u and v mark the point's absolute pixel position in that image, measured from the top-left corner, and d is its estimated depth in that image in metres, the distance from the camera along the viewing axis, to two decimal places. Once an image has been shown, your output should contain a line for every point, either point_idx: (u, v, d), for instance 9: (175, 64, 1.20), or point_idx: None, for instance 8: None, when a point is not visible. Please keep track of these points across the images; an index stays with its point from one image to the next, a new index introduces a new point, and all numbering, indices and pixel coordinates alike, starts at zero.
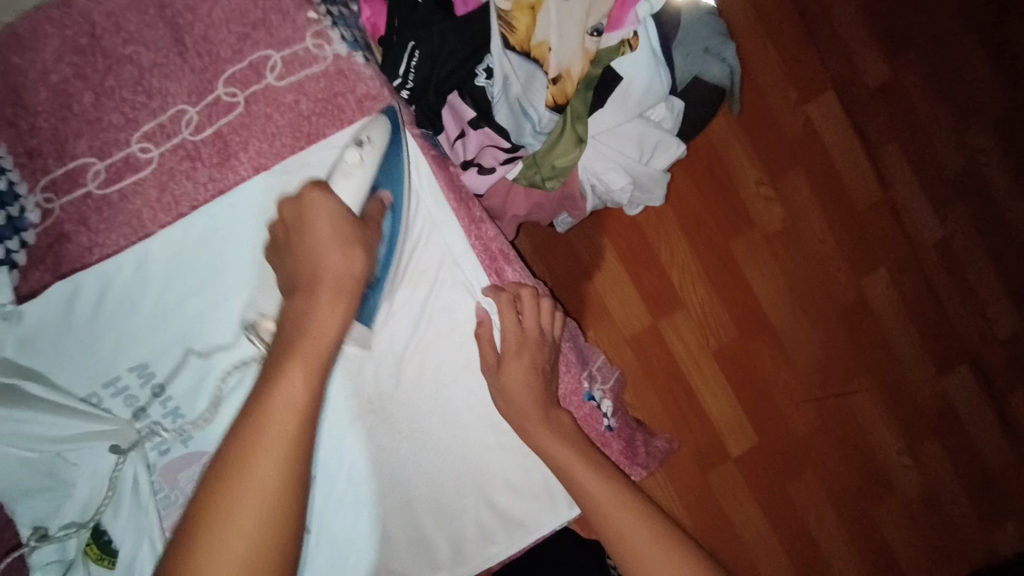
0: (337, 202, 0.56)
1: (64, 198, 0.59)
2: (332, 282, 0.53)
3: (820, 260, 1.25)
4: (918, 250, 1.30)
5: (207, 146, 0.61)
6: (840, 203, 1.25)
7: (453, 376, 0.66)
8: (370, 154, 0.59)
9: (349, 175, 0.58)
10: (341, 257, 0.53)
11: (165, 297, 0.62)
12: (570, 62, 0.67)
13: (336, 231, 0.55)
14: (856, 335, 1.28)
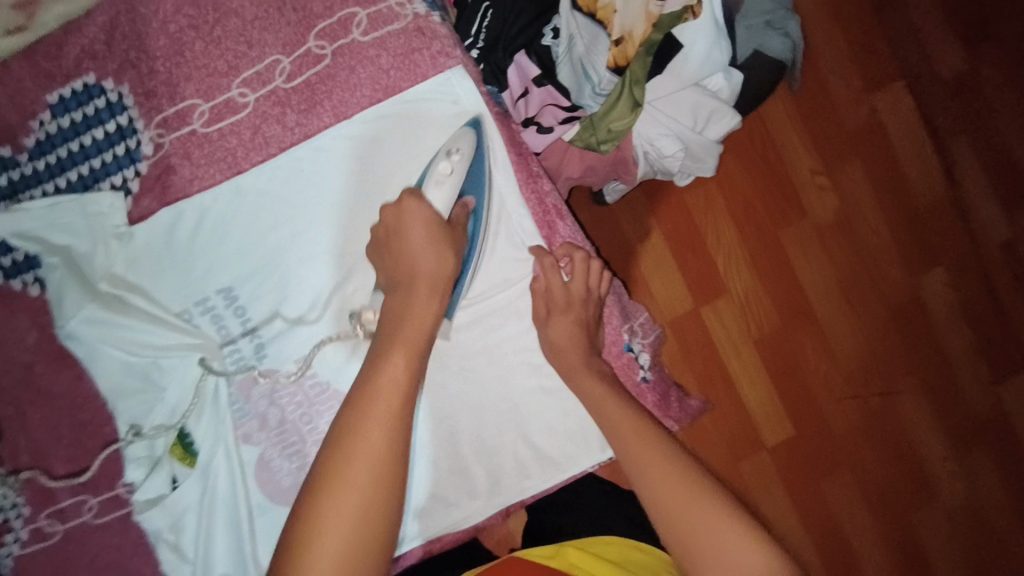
0: (431, 211, 0.62)
1: (173, 134, 0.67)
2: (427, 279, 0.60)
3: (873, 257, 1.20)
4: (985, 249, 1.21)
5: (297, 94, 0.67)
6: (899, 195, 1.20)
7: (502, 320, 0.71)
8: (459, 165, 0.64)
9: (440, 183, 0.63)
10: (432, 263, 0.60)
11: (252, 227, 0.69)
12: (632, 24, 0.70)
13: (429, 236, 0.61)
14: (910, 334, 1.21)
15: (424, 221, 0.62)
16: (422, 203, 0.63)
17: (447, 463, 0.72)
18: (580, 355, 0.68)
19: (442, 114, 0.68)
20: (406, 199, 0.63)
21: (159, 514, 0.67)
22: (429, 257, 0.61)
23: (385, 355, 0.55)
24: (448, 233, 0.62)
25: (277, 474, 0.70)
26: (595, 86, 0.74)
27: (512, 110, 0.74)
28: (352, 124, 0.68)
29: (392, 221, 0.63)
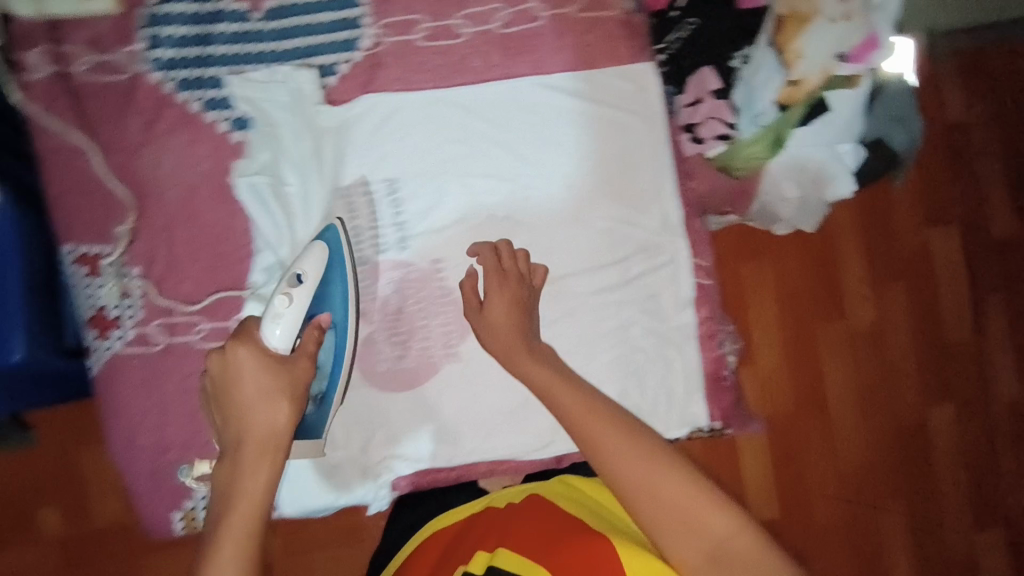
0: (260, 349, 0.63)
1: (392, 38, 0.76)
2: (258, 440, 0.59)
3: (893, 375, 1.27)
4: (989, 399, 1.29)
5: (507, 40, 0.77)
6: (930, 326, 1.27)
7: (628, 286, 0.79)
8: (298, 295, 0.67)
9: (277, 317, 0.65)
10: (252, 368, 0.62)
11: (435, 134, 0.77)
12: (810, 73, 0.76)
13: (259, 388, 0.61)
14: (906, 457, 1.27)
15: (252, 362, 0.62)
16: (254, 338, 0.64)
17: (523, 394, 0.80)
18: (515, 345, 0.68)
19: (626, 96, 0.77)
20: (236, 342, 0.63)
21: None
22: (264, 399, 0.61)
23: (238, 472, 0.58)
24: (280, 371, 0.63)
25: (377, 356, 0.80)
26: (755, 115, 0.79)
27: (677, 111, 0.80)
28: (547, 80, 0.77)
29: (218, 376, 0.62)
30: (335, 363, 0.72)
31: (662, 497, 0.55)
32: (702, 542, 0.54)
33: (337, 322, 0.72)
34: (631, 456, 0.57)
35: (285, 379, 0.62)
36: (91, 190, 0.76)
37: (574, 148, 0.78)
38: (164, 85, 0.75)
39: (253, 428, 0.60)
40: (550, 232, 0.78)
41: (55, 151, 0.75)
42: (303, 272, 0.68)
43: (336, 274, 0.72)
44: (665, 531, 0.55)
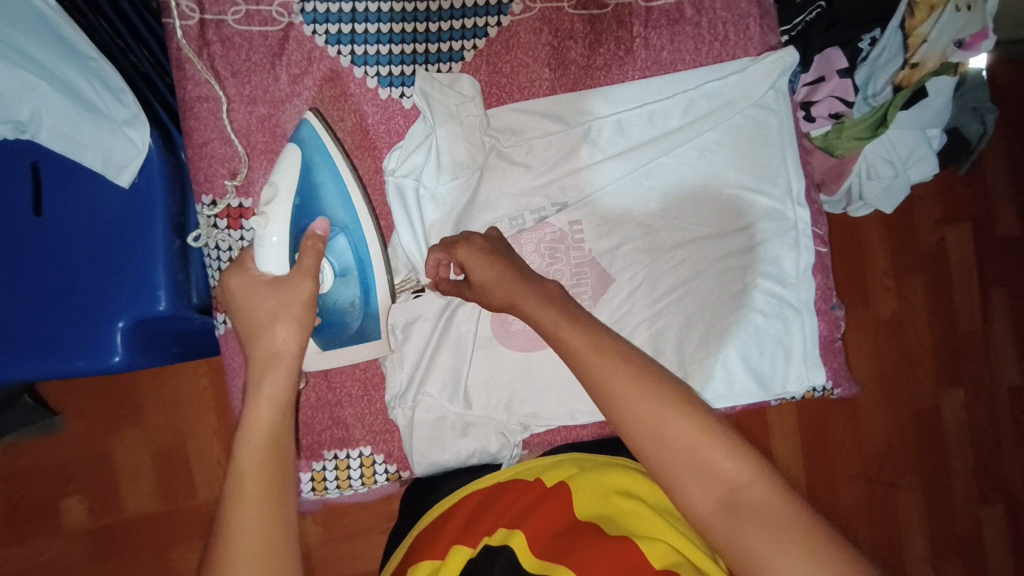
0: (252, 269, 0.62)
1: (543, 4, 0.78)
2: (267, 348, 0.57)
3: (911, 363, 1.31)
4: (994, 384, 1.34)
5: (650, 13, 0.80)
6: (946, 316, 1.31)
7: (754, 250, 0.81)
8: (273, 210, 0.64)
9: (263, 240, 0.63)
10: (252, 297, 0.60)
11: (582, 99, 0.79)
12: (928, 57, 0.79)
13: (250, 288, 0.60)
14: (922, 441, 1.31)
15: (253, 290, 0.60)
16: (250, 269, 0.63)
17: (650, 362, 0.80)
18: (519, 280, 0.61)
19: (762, 65, 0.79)
20: (230, 273, 0.62)
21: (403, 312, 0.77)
22: (275, 323, 0.58)
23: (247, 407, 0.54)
24: (280, 295, 0.60)
25: (509, 320, 0.79)
26: (870, 96, 0.85)
27: (797, 90, 0.85)
28: (679, 58, 0.81)
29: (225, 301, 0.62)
30: (360, 261, 0.68)
31: (677, 452, 0.49)
32: (715, 486, 0.48)
33: (346, 223, 0.67)
34: (631, 390, 0.51)
35: (284, 296, 0.59)
36: (231, 142, 0.74)
37: (706, 117, 0.80)
38: (316, 38, 0.76)
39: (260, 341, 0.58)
40: (679, 199, 0.80)
41: (198, 102, 0.74)
42: (277, 182, 0.65)
43: (323, 172, 0.67)
44: (679, 479, 0.49)
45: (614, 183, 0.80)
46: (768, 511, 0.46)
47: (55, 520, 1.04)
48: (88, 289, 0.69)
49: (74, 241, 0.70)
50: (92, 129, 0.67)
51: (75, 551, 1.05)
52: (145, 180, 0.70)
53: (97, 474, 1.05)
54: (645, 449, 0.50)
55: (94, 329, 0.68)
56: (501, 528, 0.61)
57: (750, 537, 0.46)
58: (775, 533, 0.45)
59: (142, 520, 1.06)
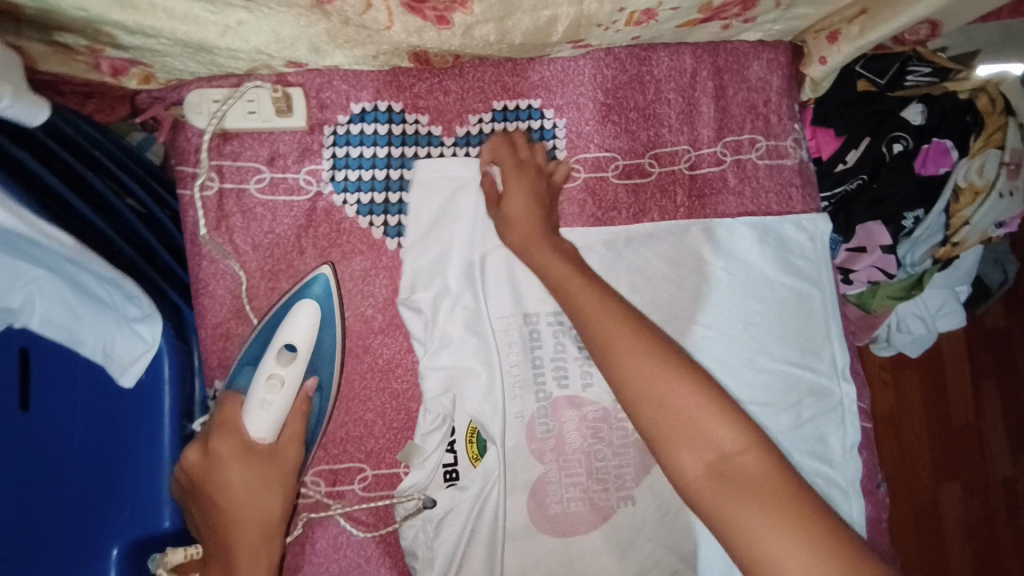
0: (244, 434, 0.61)
1: (587, 173, 0.75)
2: (256, 524, 0.58)
3: (909, 468, 1.24)
4: (1002, 498, 1.24)
5: (694, 181, 0.78)
6: (943, 420, 1.24)
7: (802, 427, 0.78)
8: (289, 376, 0.62)
9: (267, 406, 0.61)
10: (237, 466, 0.59)
11: (620, 267, 0.75)
12: (969, 236, 0.81)
13: (239, 457, 0.60)
14: (924, 552, 1.22)
15: (239, 459, 0.60)
16: (239, 429, 0.61)
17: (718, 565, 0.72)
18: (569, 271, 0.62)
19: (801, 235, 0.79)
20: (215, 437, 0.60)
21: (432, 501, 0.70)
22: (258, 495, 0.59)
23: None
24: (266, 467, 0.60)
25: (547, 502, 0.73)
26: (909, 266, 0.83)
27: (837, 254, 0.83)
28: (715, 218, 0.78)
29: (198, 469, 0.59)
30: (316, 424, 0.67)
31: (683, 421, 0.50)
32: (705, 454, 0.50)
33: (324, 384, 0.66)
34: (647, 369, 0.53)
35: (267, 471, 0.60)
36: (249, 322, 0.68)
37: (748, 289, 0.77)
38: (347, 209, 0.70)
39: (246, 515, 0.58)
40: (724, 374, 0.77)
41: (214, 278, 0.67)
42: (295, 344, 0.63)
43: (328, 333, 0.66)
44: (671, 439, 0.51)
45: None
46: (760, 483, 0.47)
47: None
48: (82, 500, 0.61)
49: (68, 444, 0.62)
50: (91, 318, 0.60)
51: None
52: (149, 377, 0.62)
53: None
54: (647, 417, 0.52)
55: (89, 552, 0.59)
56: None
57: (737, 503, 0.47)
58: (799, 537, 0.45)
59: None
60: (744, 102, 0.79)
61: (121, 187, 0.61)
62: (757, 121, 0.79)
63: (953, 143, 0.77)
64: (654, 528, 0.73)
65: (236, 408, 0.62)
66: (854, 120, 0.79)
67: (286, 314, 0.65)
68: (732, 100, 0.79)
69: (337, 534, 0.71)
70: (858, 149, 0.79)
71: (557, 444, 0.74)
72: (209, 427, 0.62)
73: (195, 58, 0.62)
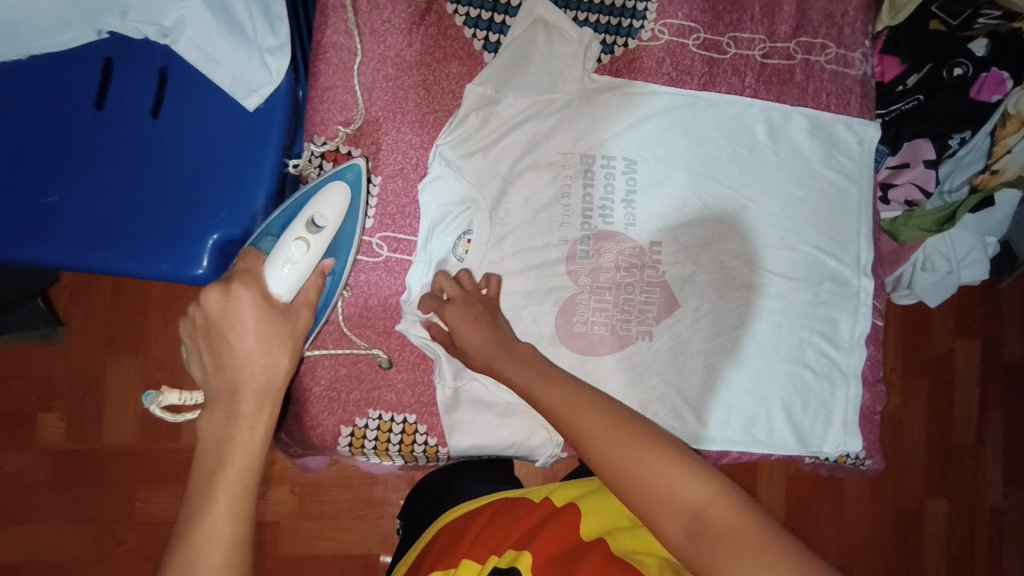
0: (263, 289, 0.63)
1: (671, 37, 0.83)
2: (262, 377, 0.59)
3: (901, 474, 1.25)
4: (980, 507, 1.27)
5: (765, 68, 0.85)
6: (944, 429, 1.26)
7: (815, 309, 0.84)
8: (315, 242, 0.67)
9: (289, 264, 0.65)
10: (254, 315, 0.60)
11: (676, 126, 0.82)
12: (1011, 166, 0.87)
13: (259, 319, 0.61)
14: (899, 545, 1.25)
15: (258, 307, 0.61)
16: (260, 282, 0.63)
17: (709, 397, 0.81)
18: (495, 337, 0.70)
19: (849, 134, 0.86)
20: (240, 283, 0.62)
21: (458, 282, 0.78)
22: (269, 349, 0.60)
23: (232, 429, 0.56)
24: (280, 321, 0.62)
25: (575, 317, 0.80)
26: (946, 191, 0.90)
27: (881, 170, 0.90)
28: (777, 104, 0.84)
29: (215, 312, 0.59)
30: (324, 301, 0.72)
31: (650, 485, 0.53)
32: (681, 513, 0.52)
33: (336, 269, 0.73)
34: (608, 436, 0.57)
35: (282, 330, 0.61)
36: (354, 93, 0.77)
37: (793, 173, 0.84)
38: (456, 18, 0.79)
39: (255, 363, 0.59)
40: (753, 245, 0.83)
41: (332, 48, 0.76)
42: (324, 217, 0.69)
43: (352, 217, 0.73)
44: (648, 505, 0.53)
45: (674, 209, 0.82)
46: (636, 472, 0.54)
47: (29, 434, 1.00)
48: (186, 196, 0.70)
49: (181, 149, 0.71)
50: (228, 45, 0.69)
51: (42, 461, 1.00)
52: (268, 107, 0.72)
53: (84, 395, 1.01)
54: (617, 482, 0.54)
55: (184, 238, 0.68)
56: (509, 550, 0.59)
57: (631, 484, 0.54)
58: (739, 547, 0.49)
59: (120, 440, 1.02)
60: (824, 9, 0.86)
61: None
62: (832, 29, 0.87)
63: (1009, 75, 0.82)
64: (662, 365, 0.81)
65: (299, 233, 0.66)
66: (921, 47, 0.86)
67: (319, 190, 0.71)
68: (813, 6, 0.86)
69: (388, 297, 0.78)
70: (919, 74, 0.87)
71: (595, 268, 0.81)
72: (232, 275, 0.64)
73: None
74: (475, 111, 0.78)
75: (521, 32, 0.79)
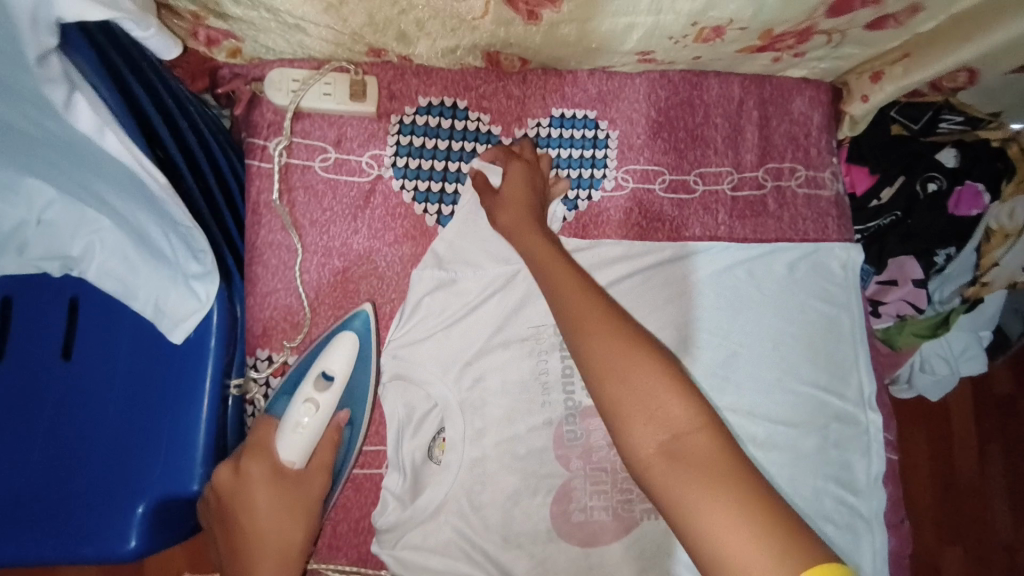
0: (273, 459, 0.61)
1: (636, 184, 0.78)
2: (276, 550, 0.60)
3: None
4: None
5: (737, 203, 0.81)
6: (988, 540, 1.12)
7: (826, 453, 0.77)
8: (324, 402, 0.63)
9: (296, 432, 0.62)
10: (265, 483, 0.61)
11: (650, 278, 0.77)
12: (998, 276, 0.84)
13: (273, 492, 0.61)
14: None
15: (267, 483, 0.61)
16: (270, 452, 0.62)
17: None
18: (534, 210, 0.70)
19: (832, 259, 0.81)
20: (248, 458, 0.61)
21: (436, 489, 0.69)
22: (281, 521, 0.60)
23: None
24: (293, 491, 0.61)
25: (571, 507, 0.71)
26: (937, 302, 0.87)
27: (868, 286, 0.86)
28: (752, 241, 0.80)
29: (227, 487, 0.59)
30: (343, 457, 0.69)
31: (635, 404, 0.52)
32: (661, 434, 0.51)
33: (355, 420, 0.69)
34: (609, 339, 0.56)
35: (296, 501, 0.61)
36: (298, 294, 0.69)
37: (780, 309, 0.79)
38: (404, 194, 0.72)
39: (269, 534, 0.60)
40: (751, 393, 0.77)
41: (269, 248, 0.69)
42: (332, 372, 0.64)
43: (364, 367, 0.68)
44: (631, 416, 0.52)
45: None
46: (632, 375, 0.53)
47: None
48: (112, 451, 0.61)
49: (104, 395, 0.63)
50: (151, 272, 0.61)
51: None
52: (198, 335, 0.63)
53: None
54: (605, 378, 0.54)
55: (111, 506, 0.59)
56: None
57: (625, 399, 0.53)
58: (713, 484, 0.48)
59: None
60: (788, 131, 0.83)
61: (213, 159, 0.65)
62: (798, 151, 0.83)
63: (984, 186, 0.79)
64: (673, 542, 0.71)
65: (271, 430, 0.63)
66: (888, 160, 0.83)
67: (325, 344, 0.66)
68: (777, 129, 0.82)
69: (359, 519, 0.70)
70: (892, 187, 0.83)
71: (585, 447, 0.72)
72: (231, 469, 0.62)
73: (285, 36, 0.65)
74: (428, 295, 0.71)
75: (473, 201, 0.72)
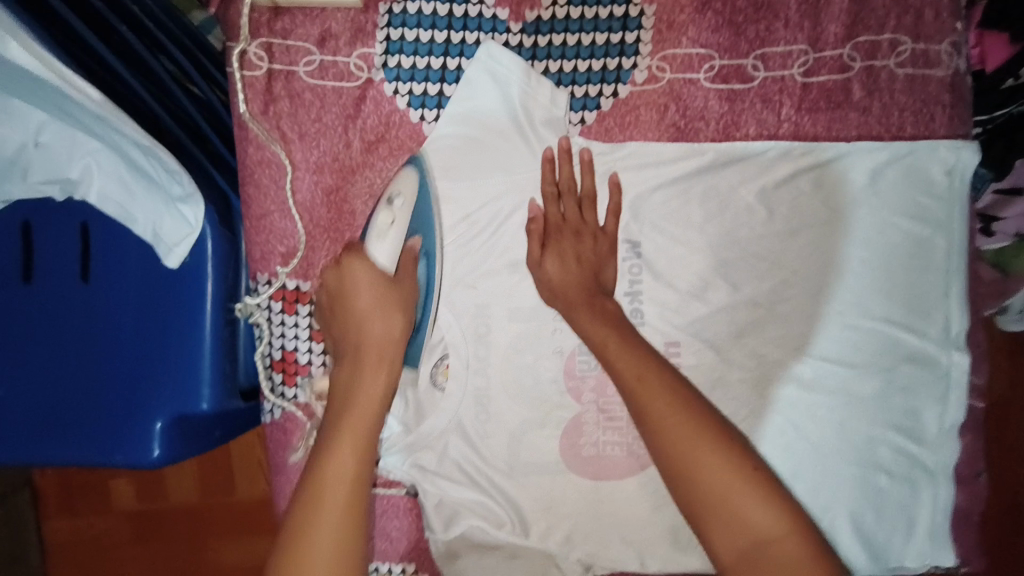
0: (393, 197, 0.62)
1: (675, 74, 0.64)
2: (377, 348, 0.58)
3: None
4: None
5: (811, 91, 0.64)
6: None
7: (893, 397, 0.66)
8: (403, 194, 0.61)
9: (379, 235, 0.61)
10: (350, 377, 0.58)
11: (688, 191, 0.65)
12: None
13: (376, 300, 0.59)
14: None
15: (368, 272, 0.60)
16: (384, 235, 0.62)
17: None
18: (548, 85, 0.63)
19: (933, 160, 0.63)
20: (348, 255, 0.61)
21: (439, 417, 0.67)
22: (381, 323, 0.59)
23: (333, 441, 0.54)
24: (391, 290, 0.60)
25: (583, 439, 0.67)
26: None
27: (982, 196, 0.69)
28: (825, 140, 0.64)
29: (333, 282, 0.61)
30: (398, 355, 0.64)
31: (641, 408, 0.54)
32: (670, 421, 0.52)
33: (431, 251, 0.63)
34: (660, 397, 0.53)
35: (384, 302, 0.59)
36: (292, 216, 0.65)
37: (850, 228, 0.64)
38: (398, 99, 0.64)
39: (341, 431, 0.54)
40: (805, 324, 0.65)
41: (259, 166, 0.64)
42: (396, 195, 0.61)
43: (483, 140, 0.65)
44: (646, 416, 0.53)
45: (694, 296, 0.66)
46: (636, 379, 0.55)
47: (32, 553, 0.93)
48: (132, 369, 0.65)
49: (123, 317, 0.65)
50: (142, 195, 0.60)
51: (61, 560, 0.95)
52: (193, 260, 0.62)
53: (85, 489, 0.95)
54: (660, 457, 0.52)
55: (136, 419, 0.63)
56: None
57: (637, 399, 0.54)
58: (712, 485, 0.50)
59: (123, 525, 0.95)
60: None
61: (179, 71, 0.61)
62: (903, 16, 0.63)
63: None
64: None
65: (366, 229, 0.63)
66: None
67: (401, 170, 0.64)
68: None
69: None
70: None
71: (600, 379, 0.67)
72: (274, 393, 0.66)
73: None
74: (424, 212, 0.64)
75: (478, 102, 0.63)
